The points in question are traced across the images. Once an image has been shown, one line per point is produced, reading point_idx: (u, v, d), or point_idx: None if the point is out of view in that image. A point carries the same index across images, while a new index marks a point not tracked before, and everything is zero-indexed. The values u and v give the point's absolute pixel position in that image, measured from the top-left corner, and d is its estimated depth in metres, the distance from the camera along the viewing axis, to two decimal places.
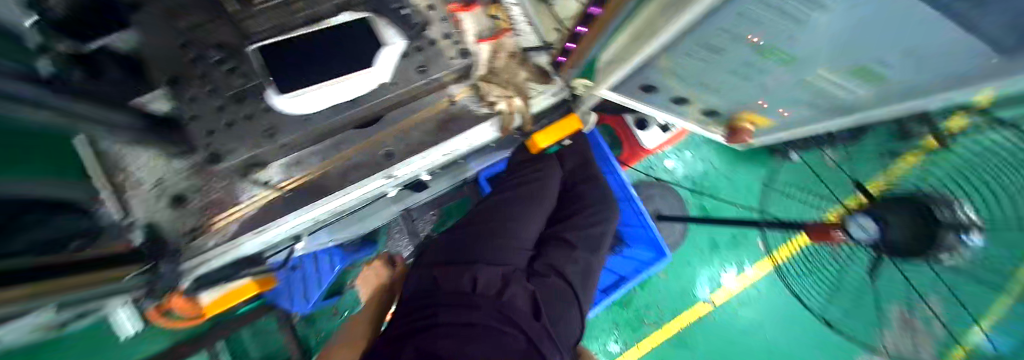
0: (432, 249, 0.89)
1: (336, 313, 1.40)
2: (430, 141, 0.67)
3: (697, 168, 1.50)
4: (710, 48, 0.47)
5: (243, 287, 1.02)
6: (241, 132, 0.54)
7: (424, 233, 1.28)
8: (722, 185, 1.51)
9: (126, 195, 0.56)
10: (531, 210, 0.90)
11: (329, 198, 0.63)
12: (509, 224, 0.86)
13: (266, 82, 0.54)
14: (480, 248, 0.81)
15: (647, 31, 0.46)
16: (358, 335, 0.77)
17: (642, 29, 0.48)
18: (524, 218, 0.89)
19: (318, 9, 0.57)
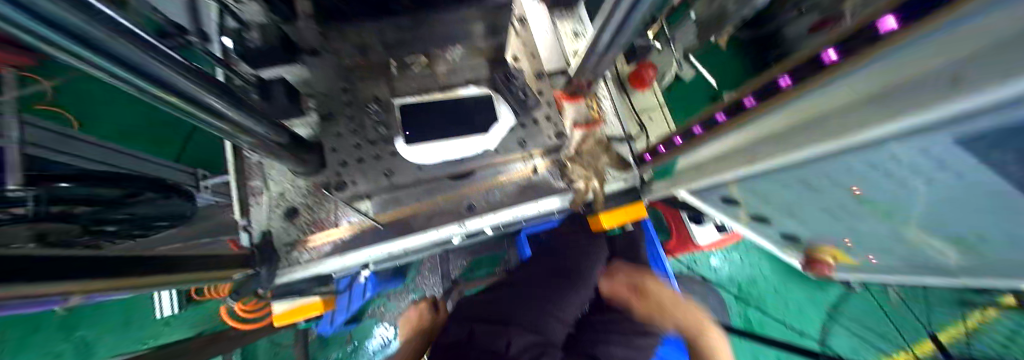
0: (469, 304, 0.86)
1: (349, 342, 1.34)
2: (510, 202, 0.72)
3: (745, 273, 1.46)
4: (803, 182, 0.53)
5: (312, 304, 0.98)
6: (366, 168, 0.62)
7: (455, 278, 1.29)
8: (770, 300, 1.45)
9: (251, 202, 0.65)
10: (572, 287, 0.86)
11: (411, 236, 0.68)
12: (548, 297, 0.82)
13: (397, 132, 0.63)
14: (516, 313, 0.78)
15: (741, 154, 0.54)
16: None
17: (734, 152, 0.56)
18: (565, 294, 0.84)
19: (452, 79, 0.66)
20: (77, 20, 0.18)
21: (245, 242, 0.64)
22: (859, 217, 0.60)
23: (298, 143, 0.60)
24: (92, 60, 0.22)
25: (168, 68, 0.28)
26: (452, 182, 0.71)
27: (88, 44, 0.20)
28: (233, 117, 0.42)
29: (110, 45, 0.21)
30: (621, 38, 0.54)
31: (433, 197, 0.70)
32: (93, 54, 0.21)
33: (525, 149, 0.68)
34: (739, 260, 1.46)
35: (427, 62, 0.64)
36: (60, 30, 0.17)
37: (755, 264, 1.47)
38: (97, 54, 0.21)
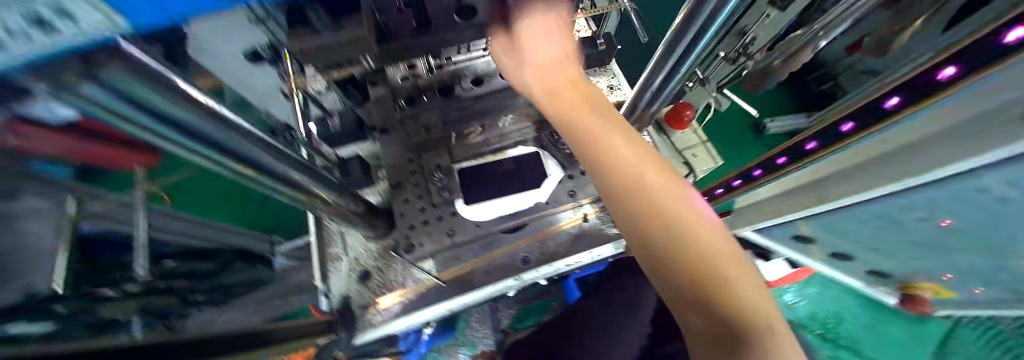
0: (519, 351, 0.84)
1: None
2: (564, 252, 0.73)
3: (825, 307, 1.29)
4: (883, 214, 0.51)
5: None
6: (431, 229, 0.67)
7: (504, 329, 1.30)
8: (865, 340, 1.24)
9: (330, 268, 0.73)
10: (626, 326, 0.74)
11: (471, 292, 0.69)
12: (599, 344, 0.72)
13: (458, 194, 0.69)
14: None
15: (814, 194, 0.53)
16: None
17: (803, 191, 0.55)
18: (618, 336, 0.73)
19: (505, 143, 0.73)
20: (190, 115, 0.27)
21: (325, 307, 0.70)
22: (968, 249, 0.54)
23: (370, 210, 0.67)
24: (201, 148, 0.31)
25: (263, 155, 0.38)
26: (506, 235, 0.74)
27: (194, 133, 0.29)
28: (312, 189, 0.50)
29: (217, 136, 0.31)
30: (664, 91, 0.59)
31: (489, 252, 0.72)
32: (199, 141, 0.30)
33: (576, 199, 0.71)
34: (815, 293, 1.30)
35: (482, 130, 0.71)
36: (141, 103, 0.23)
37: (835, 297, 1.29)
38: (202, 142, 0.31)
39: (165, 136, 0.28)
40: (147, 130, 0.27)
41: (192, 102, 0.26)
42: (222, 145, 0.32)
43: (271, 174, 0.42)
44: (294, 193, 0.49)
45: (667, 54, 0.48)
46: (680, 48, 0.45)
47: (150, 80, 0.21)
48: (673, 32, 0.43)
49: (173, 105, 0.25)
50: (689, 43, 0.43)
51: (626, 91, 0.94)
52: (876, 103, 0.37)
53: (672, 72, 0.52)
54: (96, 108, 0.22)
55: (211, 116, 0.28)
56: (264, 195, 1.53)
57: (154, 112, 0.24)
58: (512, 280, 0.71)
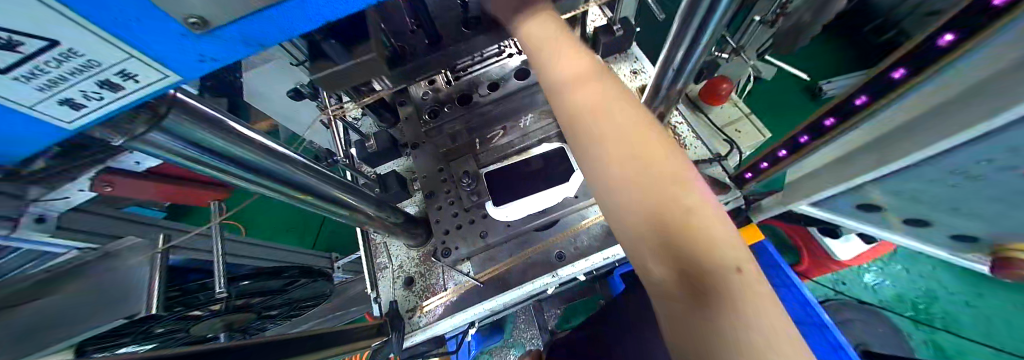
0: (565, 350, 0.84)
1: None
2: (600, 245, 0.71)
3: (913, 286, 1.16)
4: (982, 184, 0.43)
5: None
6: (465, 233, 0.70)
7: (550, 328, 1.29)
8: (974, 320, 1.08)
9: (378, 275, 0.79)
10: None
11: (510, 292, 0.69)
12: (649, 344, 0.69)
13: (486, 197, 0.71)
14: None
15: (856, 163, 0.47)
16: None
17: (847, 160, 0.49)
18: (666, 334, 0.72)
19: (528, 142, 0.74)
20: (241, 151, 0.36)
21: (377, 313, 0.75)
22: None
23: (408, 219, 0.72)
24: (259, 179, 0.40)
25: (310, 181, 0.46)
26: (538, 233, 0.75)
27: (249, 166, 0.38)
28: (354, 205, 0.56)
29: (267, 166, 0.39)
30: (689, 65, 0.56)
31: (523, 251, 0.73)
32: (254, 172, 0.39)
33: None
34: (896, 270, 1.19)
35: (505, 133, 0.74)
36: (185, 139, 0.30)
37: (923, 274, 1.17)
38: (257, 173, 0.39)
39: (231, 172, 0.37)
40: (215, 168, 0.36)
41: (238, 139, 0.35)
42: (273, 174, 0.41)
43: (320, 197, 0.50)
44: (341, 214, 0.57)
45: (684, 26, 0.46)
46: (694, 20, 0.44)
47: (198, 121, 0.30)
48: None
49: (223, 142, 0.33)
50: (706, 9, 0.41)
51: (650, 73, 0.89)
52: (932, 41, 0.31)
53: (693, 44, 0.50)
54: (176, 151, 0.31)
55: (258, 148, 0.37)
56: (323, 217, 1.72)
57: (213, 149, 0.33)
58: (552, 276, 0.69)
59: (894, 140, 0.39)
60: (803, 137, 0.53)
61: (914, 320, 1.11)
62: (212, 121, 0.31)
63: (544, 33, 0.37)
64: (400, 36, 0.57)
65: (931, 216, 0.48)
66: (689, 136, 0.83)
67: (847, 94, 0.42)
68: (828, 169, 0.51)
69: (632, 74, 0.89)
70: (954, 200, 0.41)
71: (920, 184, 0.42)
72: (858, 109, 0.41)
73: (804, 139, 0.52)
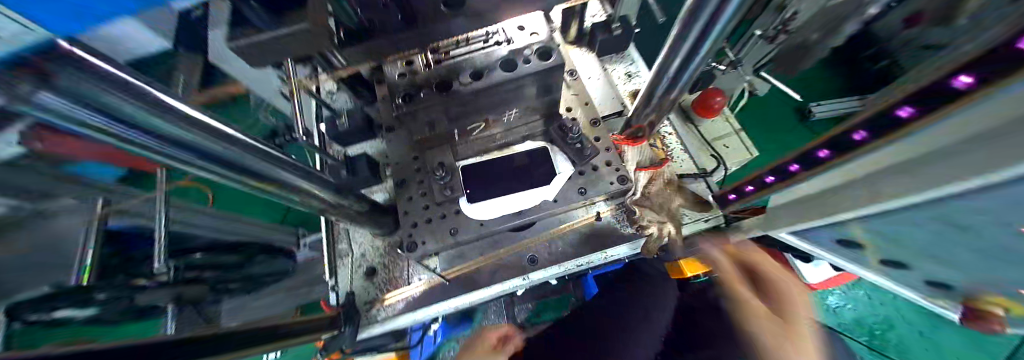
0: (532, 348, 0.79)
1: None
2: (574, 252, 0.69)
3: (869, 312, 1.23)
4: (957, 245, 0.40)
5: None
6: (433, 228, 0.66)
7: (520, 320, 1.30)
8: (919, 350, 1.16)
9: (338, 262, 0.74)
10: (637, 337, 0.74)
11: (477, 291, 0.68)
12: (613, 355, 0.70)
13: (460, 192, 0.66)
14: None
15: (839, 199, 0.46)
16: None
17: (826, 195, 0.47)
18: (630, 347, 0.73)
19: (511, 138, 0.71)
20: (192, 136, 0.30)
21: (334, 302, 0.71)
22: None
23: (374, 209, 0.68)
24: (204, 163, 0.34)
25: (265, 167, 0.41)
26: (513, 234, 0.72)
27: (197, 150, 0.32)
28: (302, 189, 0.49)
29: (216, 151, 0.33)
30: (685, 75, 0.53)
31: (495, 251, 0.70)
32: (200, 156, 0.33)
33: (587, 196, 0.65)
34: (857, 295, 1.25)
35: (486, 126, 0.69)
36: (90, 109, 0.21)
37: (881, 301, 1.24)
38: (204, 157, 0.33)
39: (169, 155, 0.31)
40: (150, 149, 0.29)
41: (189, 124, 0.29)
42: (223, 159, 0.35)
43: (276, 183, 0.45)
44: (299, 200, 0.52)
45: (683, 36, 0.43)
46: (694, 32, 0.41)
47: (142, 101, 0.24)
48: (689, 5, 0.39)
49: (171, 127, 0.27)
50: (708, 21, 0.38)
51: (646, 78, 0.86)
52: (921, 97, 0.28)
53: (690, 55, 0.46)
54: (107, 130, 0.25)
55: (212, 133, 0.31)
56: None
57: (157, 134, 0.27)
58: (521, 280, 0.68)
59: (889, 183, 0.37)
60: (793, 167, 0.50)
61: (869, 346, 1.19)
62: (157, 101, 0.25)
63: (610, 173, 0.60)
64: (369, 7, 0.50)
65: (905, 257, 0.49)
66: (677, 148, 0.81)
67: (842, 130, 0.39)
68: (819, 201, 0.49)
69: (627, 77, 0.86)
70: (934, 247, 0.42)
71: (906, 227, 0.42)
72: (849, 148, 0.38)
73: (794, 169, 0.50)
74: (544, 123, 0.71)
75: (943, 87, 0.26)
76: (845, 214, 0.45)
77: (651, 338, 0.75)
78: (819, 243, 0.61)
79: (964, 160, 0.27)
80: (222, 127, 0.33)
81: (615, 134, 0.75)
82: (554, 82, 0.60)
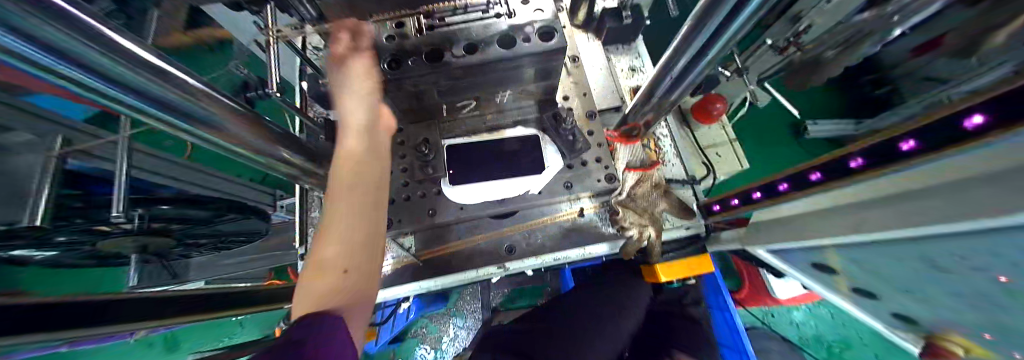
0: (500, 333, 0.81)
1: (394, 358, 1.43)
2: (552, 246, 0.68)
3: (828, 327, 1.31)
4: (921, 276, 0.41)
5: None
6: (411, 206, 0.63)
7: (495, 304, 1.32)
8: None
9: (309, 230, 0.72)
10: (604, 332, 0.75)
11: (449, 275, 0.67)
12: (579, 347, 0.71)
13: (443, 175, 0.64)
14: (543, 350, 0.70)
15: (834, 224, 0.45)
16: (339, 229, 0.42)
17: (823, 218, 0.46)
18: (596, 341, 0.74)
19: (501, 122, 0.67)
20: (139, 75, 0.26)
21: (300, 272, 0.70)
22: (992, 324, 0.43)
23: None
24: (150, 109, 0.30)
25: (228, 124, 0.37)
26: (493, 221, 0.71)
27: (145, 94, 0.28)
28: (274, 153, 0.45)
29: (167, 97, 0.29)
30: (688, 78, 0.50)
31: (472, 236, 0.69)
32: (146, 101, 0.28)
33: (572, 191, 0.63)
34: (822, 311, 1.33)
35: (476, 105, 0.65)
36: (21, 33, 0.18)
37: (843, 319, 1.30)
38: (153, 104, 0.29)
39: (111, 98, 0.27)
40: (79, 88, 0.24)
41: (133, 61, 0.25)
42: (175, 107, 0.31)
43: (241, 143, 0.40)
44: (269, 164, 0.48)
45: (693, 33, 0.40)
46: (706, 29, 0.37)
47: (85, 33, 0.20)
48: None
49: (112, 63, 0.23)
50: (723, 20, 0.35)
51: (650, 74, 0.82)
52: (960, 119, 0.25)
53: (698, 57, 0.43)
54: (39, 64, 0.21)
55: (159, 75, 0.27)
56: None
57: (95, 70, 0.23)
58: (496, 268, 0.67)
59: (900, 213, 0.36)
60: (783, 185, 0.48)
61: None
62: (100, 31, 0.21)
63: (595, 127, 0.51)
64: None
65: (877, 287, 0.51)
66: (670, 152, 0.79)
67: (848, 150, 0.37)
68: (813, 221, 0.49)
69: (631, 71, 0.82)
70: (908, 281, 0.44)
71: (886, 258, 0.42)
72: (857, 170, 0.35)
73: (784, 188, 0.48)
74: (537, 109, 0.68)
75: (960, 122, 0.25)
76: (833, 238, 0.45)
77: (618, 334, 0.77)
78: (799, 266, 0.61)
79: (1005, 197, 0.25)
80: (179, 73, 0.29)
81: (610, 131, 0.73)
82: (553, 67, 0.56)
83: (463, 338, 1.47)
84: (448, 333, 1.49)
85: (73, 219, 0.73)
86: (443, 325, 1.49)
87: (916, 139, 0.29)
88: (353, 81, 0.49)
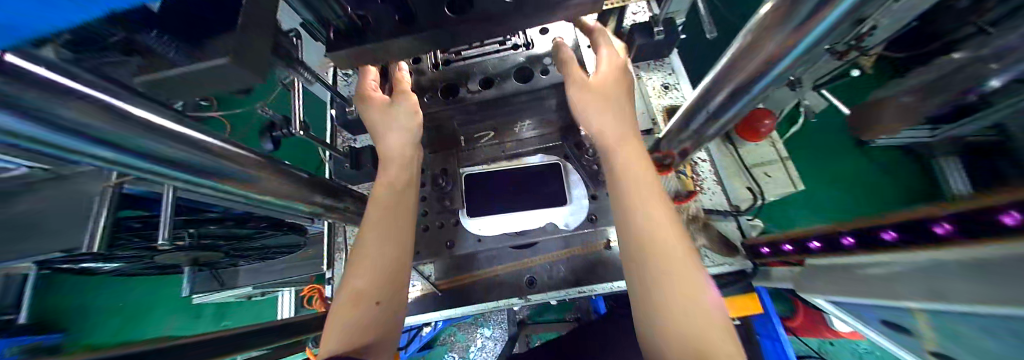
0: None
1: None
2: (576, 279, 0.64)
3: None
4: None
5: None
6: (429, 237, 0.62)
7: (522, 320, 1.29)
8: None
9: (335, 254, 0.74)
10: None
11: (468, 307, 0.65)
12: None
13: (461, 205, 0.63)
14: None
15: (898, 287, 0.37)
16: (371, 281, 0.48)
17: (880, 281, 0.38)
18: None
19: (522, 150, 0.65)
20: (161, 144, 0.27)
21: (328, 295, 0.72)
22: None
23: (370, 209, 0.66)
24: (177, 173, 0.31)
25: (249, 176, 0.38)
26: (514, 251, 0.68)
27: (169, 161, 0.29)
28: (292, 195, 0.46)
29: (189, 161, 0.30)
30: (728, 114, 0.44)
31: (492, 267, 0.68)
32: (171, 167, 0.29)
33: (597, 225, 0.59)
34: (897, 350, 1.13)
35: (494, 135, 0.66)
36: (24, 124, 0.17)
37: None
38: (178, 169, 0.30)
39: (137, 168, 0.28)
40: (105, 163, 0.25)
41: (162, 133, 0.26)
42: (201, 168, 0.32)
43: (260, 190, 0.41)
44: (294, 206, 0.49)
45: (737, 65, 0.36)
46: (752, 63, 0.33)
47: (107, 115, 0.21)
48: (751, 32, 0.31)
49: (140, 139, 0.24)
50: (771, 53, 0.31)
51: (685, 93, 0.76)
52: None
53: (740, 90, 0.38)
54: (61, 147, 0.21)
55: (178, 139, 0.28)
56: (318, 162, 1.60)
57: (124, 147, 0.24)
58: (518, 301, 0.63)
59: None
60: (850, 239, 0.41)
61: None
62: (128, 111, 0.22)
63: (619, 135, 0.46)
64: None
65: None
66: (709, 177, 0.72)
67: (941, 213, 0.31)
68: (848, 271, 0.43)
69: (664, 89, 0.76)
70: None
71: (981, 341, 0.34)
72: (950, 236, 0.29)
73: (851, 243, 0.41)
74: (559, 137, 0.67)
75: None
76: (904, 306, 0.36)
77: None
78: (870, 321, 0.50)
79: None
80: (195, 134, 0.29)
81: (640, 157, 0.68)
82: None
83: (489, 350, 1.46)
84: (475, 343, 1.49)
85: (131, 238, 0.85)
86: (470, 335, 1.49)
87: (1020, 210, 0.24)
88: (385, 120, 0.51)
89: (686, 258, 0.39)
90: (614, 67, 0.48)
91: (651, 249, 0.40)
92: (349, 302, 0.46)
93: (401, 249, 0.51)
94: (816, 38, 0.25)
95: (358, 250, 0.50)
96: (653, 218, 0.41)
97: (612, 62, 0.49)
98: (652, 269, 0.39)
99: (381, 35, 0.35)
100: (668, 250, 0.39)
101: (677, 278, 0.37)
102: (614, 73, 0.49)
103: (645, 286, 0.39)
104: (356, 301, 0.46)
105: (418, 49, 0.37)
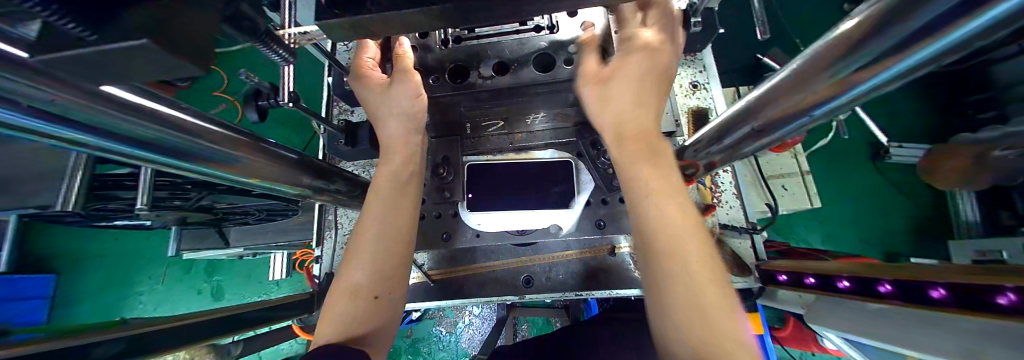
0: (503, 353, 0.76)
1: (410, 335, 1.49)
2: (575, 283, 0.62)
3: None
4: None
5: None
6: (425, 227, 0.59)
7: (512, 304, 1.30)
8: None
9: (326, 232, 0.72)
10: None
11: (461, 300, 0.63)
12: None
13: (463, 197, 0.59)
14: None
15: (915, 337, 0.35)
16: (363, 272, 0.45)
17: (907, 328, 0.36)
18: None
19: (533, 145, 0.61)
20: (107, 112, 0.23)
21: (318, 273, 0.70)
22: None
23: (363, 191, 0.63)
24: (122, 146, 0.27)
25: (220, 151, 0.34)
26: (514, 247, 0.66)
27: (111, 132, 0.25)
28: (274, 173, 0.43)
29: (136, 134, 0.26)
30: (776, 133, 0.39)
31: (489, 261, 0.66)
32: (114, 138, 0.26)
33: (603, 231, 0.56)
34: None
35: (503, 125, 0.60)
36: None
37: None
38: (124, 141, 0.26)
39: (67, 138, 0.24)
40: (25, 130, 0.22)
41: (104, 102, 0.22)
42: (156, 143, 0.28)
43: (239, 169, 0.38)
44: (278, 187, 0.46)
45: (794, 84, 0.31)
46: (816, 80, 0.29)
47: (43, 80, 0.17)
48: (821, 49, 0.27)
49: (75, 106, 0.20)
50: (848, 72, 0.26)
51: (714, 93, 0.71)
52: None
53: (803, 110, 0.33)
54: None
55: (119, 105, 0.23)
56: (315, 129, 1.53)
57: (59, 115, 0.21)
58: (513, 298, 0.62)
59: None
60: (885, 287, 0.38)
61: None
62: (67, 81, 0.18)
63: (649, 141, 0.43)
64: None
65: None
66: (728, 190, 0.69)
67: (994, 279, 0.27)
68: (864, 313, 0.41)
69: (692, 88, 0.71)
70: None
71: None
72: (1009, 312, 0.27)
73: (885, 290, 0.38)
74: (574, 133, 0.62)
75: None
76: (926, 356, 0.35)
77: None
78: None
79: None
80: (134, 103, 0.25)
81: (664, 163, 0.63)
82: None
83: (477, 327, 1.51)
84: (463, 319, 1.53)
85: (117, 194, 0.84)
86: (459, 312, 1.52)
87: (1017, 293, 0.26)
88: (384, 99, 0.47)
89: (714, 271, 0.36)
90: (639, 69, 0.44)
91: (668, 257, 0.37)
92: (344, 294, 0.44)
93: (400, 244, 0.48)
94: (931, 52, 0.20)
95: (355, 240, 0.47)
96: (673, 228, 0.38)
97: (642, 62, 0.44)
98: (665, 280, 0.37)
99: (381, 5, 0.29)
100: (685, 260, 0.37)
101: (690, 292, 0.35)
102: (634, 76, 0.44)
103: (658, 297, 0.38)
104: (350, 293, 0.44)
105: (428, 24, 0.31)
